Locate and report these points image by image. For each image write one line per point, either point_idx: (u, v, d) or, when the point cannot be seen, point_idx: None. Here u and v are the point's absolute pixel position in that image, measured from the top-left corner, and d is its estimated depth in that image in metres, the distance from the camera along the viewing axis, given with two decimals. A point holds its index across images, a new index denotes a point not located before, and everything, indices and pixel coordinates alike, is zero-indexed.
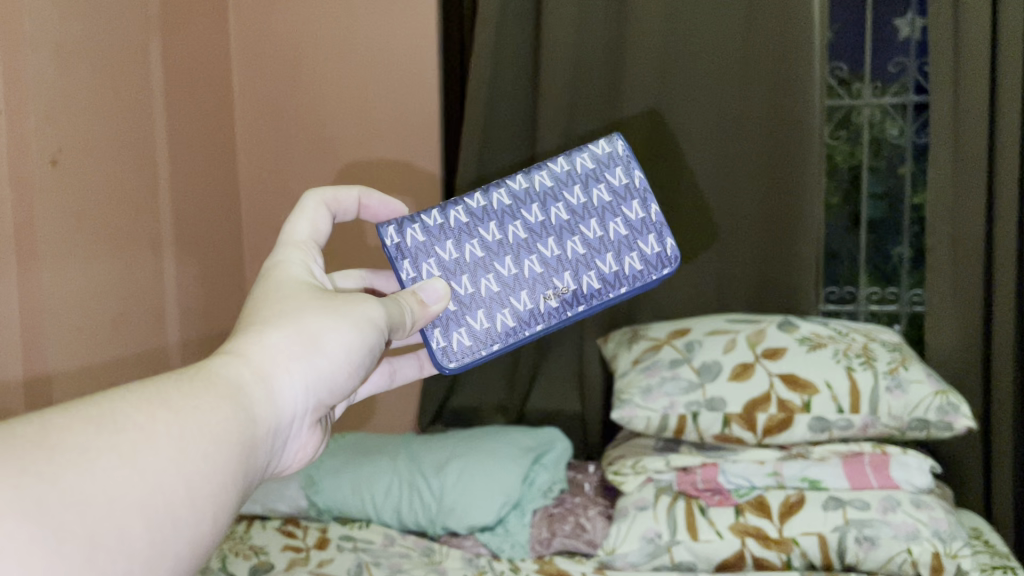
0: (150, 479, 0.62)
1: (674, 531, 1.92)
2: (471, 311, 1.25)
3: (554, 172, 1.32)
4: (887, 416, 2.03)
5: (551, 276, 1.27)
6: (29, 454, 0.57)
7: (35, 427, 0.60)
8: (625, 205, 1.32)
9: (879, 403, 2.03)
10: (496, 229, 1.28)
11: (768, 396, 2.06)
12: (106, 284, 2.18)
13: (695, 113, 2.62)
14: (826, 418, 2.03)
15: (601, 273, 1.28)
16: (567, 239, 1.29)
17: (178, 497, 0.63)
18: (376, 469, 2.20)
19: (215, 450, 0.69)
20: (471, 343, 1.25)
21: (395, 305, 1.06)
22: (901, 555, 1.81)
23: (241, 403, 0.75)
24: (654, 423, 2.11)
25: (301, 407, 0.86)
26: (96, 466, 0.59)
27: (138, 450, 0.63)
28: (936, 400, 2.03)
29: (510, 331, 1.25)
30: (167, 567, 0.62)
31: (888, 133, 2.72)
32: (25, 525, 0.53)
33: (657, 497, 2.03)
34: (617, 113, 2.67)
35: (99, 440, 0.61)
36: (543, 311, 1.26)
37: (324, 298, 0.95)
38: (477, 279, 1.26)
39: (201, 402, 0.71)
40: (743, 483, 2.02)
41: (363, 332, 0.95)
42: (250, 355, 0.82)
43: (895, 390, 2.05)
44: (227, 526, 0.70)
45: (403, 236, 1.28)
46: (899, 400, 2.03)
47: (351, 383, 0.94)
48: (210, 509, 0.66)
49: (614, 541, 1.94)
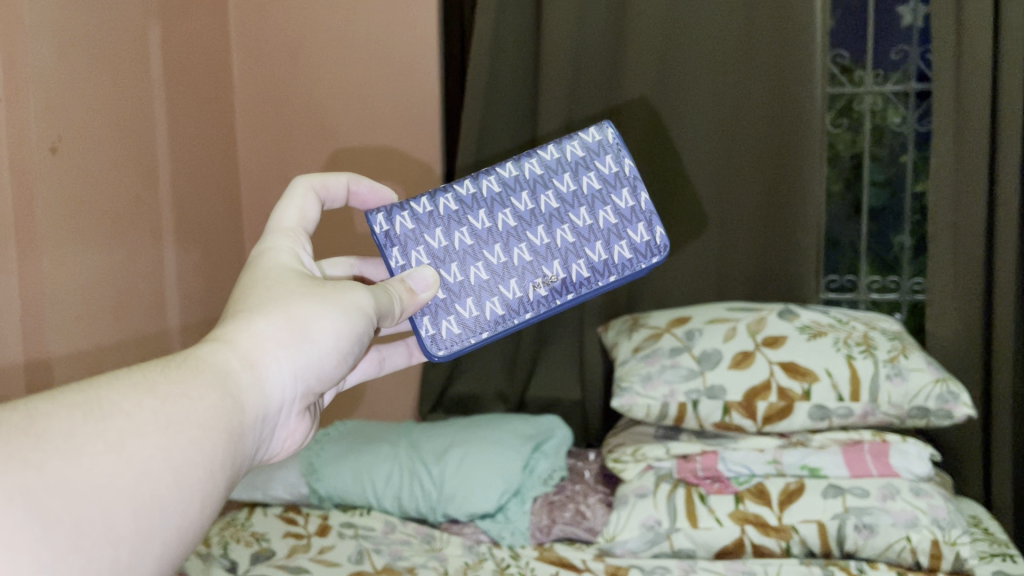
0: (136, 466, 0.63)
1: (674, 519, 1.93)
2: (460, 299, 1.25)
3: (543, 160, 1.31)
4: (887, 404, 2.03)
5: (540, 265, 1.27)
6: (17, 438, 0.59)
7: (22, 415, 0.61)
8: (614, 193, 1.31)
9: (879, 390, 2.04)
10: (486, 217, 1.27)
11: (768, 384, 2.06)
12: (106, 271, 2.18)
13: (696, 103, 2.61)
14: (826, 406, 2.04)
15: (590, 262, 1.28)
16: (556, 227, 1.28)
17: (165, 483, 0.65)
18: (376, 456, 2.21)
19: (202, 436, 0.70)
20: (460, 331, 1.25)
21: (383, 292, 1.07)
22: (900, 542, 1.81)
23: (229, 390, 0.76)
24: (654, 411, 2.11)
25: (290, 394, 0.87)
26: (84, 452, 0.61)
27: (125, 437, 0.64)
28: (936, 388, 2.03)
29: (499, 319, 1.25)
30: (155, 552, 0.63)
31: (889, 121, 2.71)
32: (12, 509, 0.55)
33: (657, 484, 2.03)
34: (618, 101, 2.67)
35: (85, 426, 0.62)
36: (532, 299, 1.26)
37: (313, 285, 0.95)
38: (465, 267, 1.26)
39: (189, 389, 0.72)
40: (743, 471, 2.02)
41: (353, 319, 0.95)
42: (238, 342, 0.83)
43: (895, 378, 2.05)
44: (216, 511, 0.71)
45: (392, 224, 1.28)
46: (899, 388, 2.04)
47: (340, 370, 0.95)
48: (197, 495, 0.68)
49: (614, 527, 1.95)
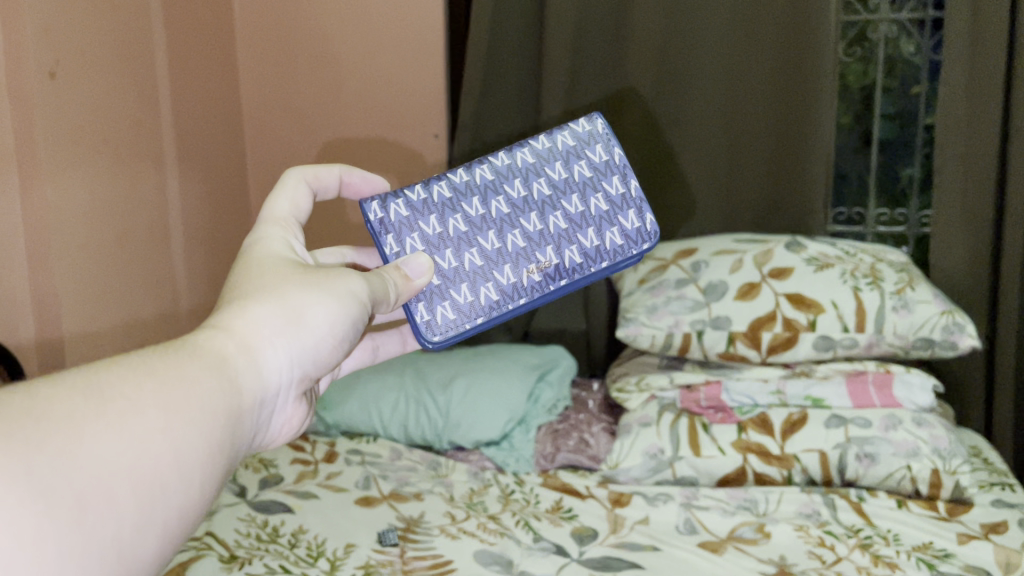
0: (139, 450, 0.63)
1: (677, 448, 1.95)
2: (454, 285, 1.19)
3: (536, 149, 1.27)
4: (892, 335, 2.03)
5: (533, 251, 1.21)
6: (17, 418, 0.57)
7: (23, 398, 0.59)
8: (605, 180, 1.25)
9: (885, 322, 2.03)
10: (479, 204, 1.22)
11: (773, 315, 2.06)
12: (108, 198, 2.16)
13: (705, 33, 2.54)
14: (831, 337, 2.04)
15: (583, 248, 1.22)
16: (549, 214, 1.22)
17: (167, 466, 0.65)
18: (383, 386, 2.22)
19: (203, 421, 0.70)
20: (454, 317, 1.18)
21: (378, 279, 1.05)
22: (900, 471, 1.83)
23: (226, 375, 0.76)
24: (659, 341, 2.12)
25: (286, 379, 0.87)
26: (87, 434, 0.60)
27: (128, 420, 0.63)
28: (941, 320, 2.03)
29: (493, 304, 1.19)
30: (157, 532, 0.63)
31: (903, 50, 2.65)
32: (16, 490, 0.54)
33: (660, 414, 2.05)
34: (626, 28, 2.60)
35: (87, 409, 0.61)
36: (526, 286, 1.20)
37: (306, 271, 0.94)
38: (460, 253, 1.20)
39: (189, 372, 0.72)
40: (745, 401, 2.04)
41: (348, 304, 0.94)
42: (235, 329, 0.82)
43: (900, 310, 2.04)
44: (214, 496, 0.72)
45: (387, 211, 1.22)
46: (905, 320, 2.03)
47: (335, 355, 0.94)
48: (198, 477, 0.68)
49: (618, 455, 1.99)
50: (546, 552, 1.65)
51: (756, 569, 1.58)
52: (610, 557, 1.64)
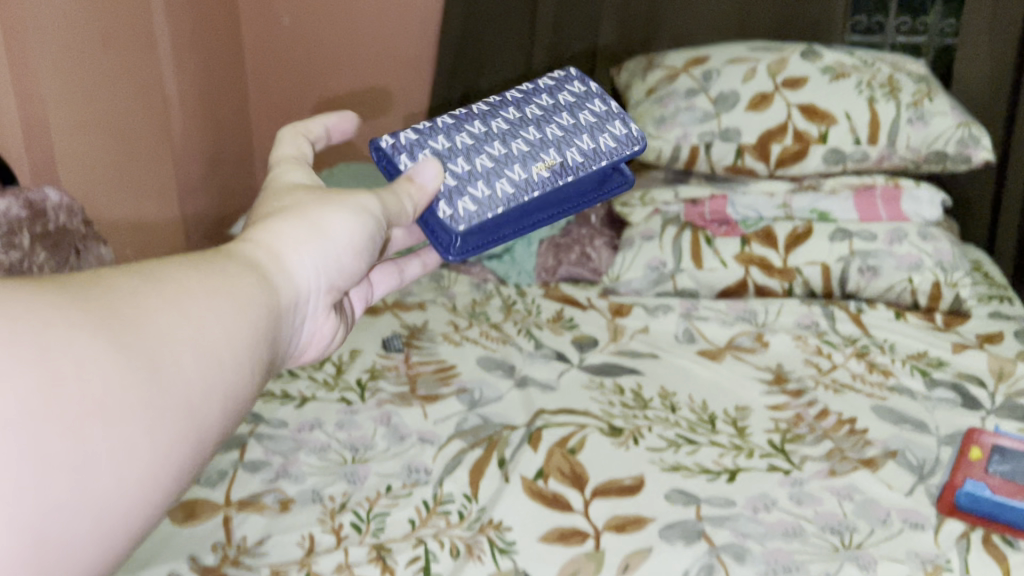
0: (195, 320, 0.54)
1: (679, 261, 1.95)
2: (470, 182, 1.00)
3: (518, 89, 1.14)
4: (905, 148, 1.99)
5: (537, 151, 1.04)
6: (79, 283, 0.50)
7: (87, 274, 0.52)
8: (588, 102, 1.12)
9: (898, 135, 1.98)
10: (479, 123, 1.07)
11: (784, 127, 2.00)
12: None
13: None
14: (842, 150, 1.99)
15: (584, 148, 1.06)
16: (545, 125, 1.07)
17: (217, 346, 0.54)
18: None
19: (245, 308, 0.59)
20: (477, 208, 0.98)
21: (394, 198, 0.88)
22: (901, 284, 1.84)
23: (258, 272, 0.64)
24: (666, 153, 2.09)
25: (316, 290, 0.73)
26: (157, 299, 0.52)
27: (181, 293, 0.54)
28: (957, 133, 1.97)
29: (511, 198, 1.00)
30: (215, 410, 0.53)
31: None
32: (96, 340, 0.47)
33: (663, 227, 2.03)
34: None
35: (143, 284, 0.53)
36: (537, 182, 1.01)
37: (324, 191, 0.82)
38: (470, 159, 1.02)
39: (219, 264, 0.61)
40: (751, 215, 1.99)
41: (376, 220, 0.82)
42: (257, 236, 0.70)
43: (916, 122, 1.98)
44: (251, 400, 0.58)
45: (393, 138, 1.05)
46: (919, 133, 1.98)
47: (362, 265, 0.80)
48: (244, 359, 0.56)
49: (619, 268, 1.99)
50: (547, 360, 1.68)
51: (754, 377, 1.62)
52: (610, 364, 1.67)
